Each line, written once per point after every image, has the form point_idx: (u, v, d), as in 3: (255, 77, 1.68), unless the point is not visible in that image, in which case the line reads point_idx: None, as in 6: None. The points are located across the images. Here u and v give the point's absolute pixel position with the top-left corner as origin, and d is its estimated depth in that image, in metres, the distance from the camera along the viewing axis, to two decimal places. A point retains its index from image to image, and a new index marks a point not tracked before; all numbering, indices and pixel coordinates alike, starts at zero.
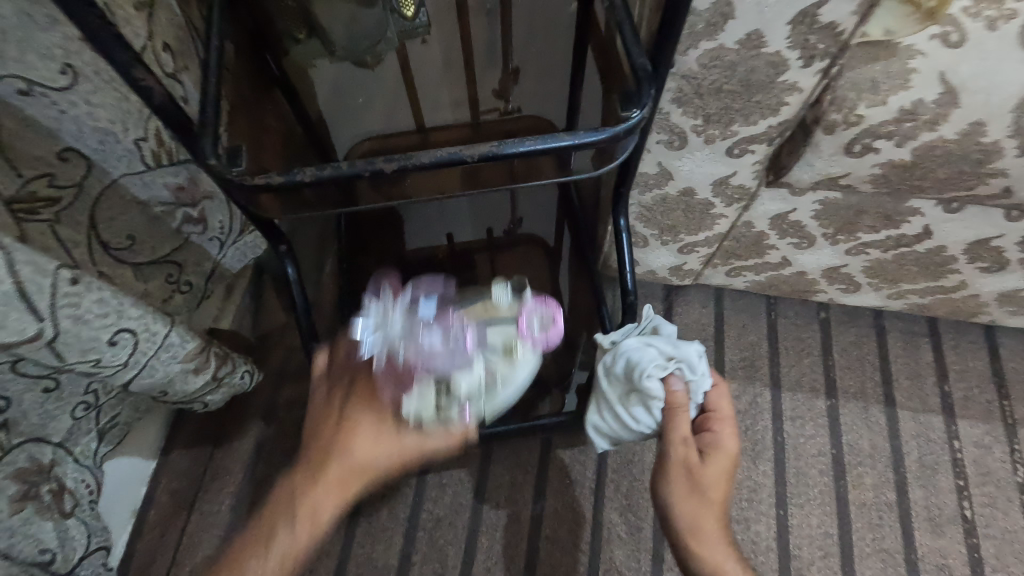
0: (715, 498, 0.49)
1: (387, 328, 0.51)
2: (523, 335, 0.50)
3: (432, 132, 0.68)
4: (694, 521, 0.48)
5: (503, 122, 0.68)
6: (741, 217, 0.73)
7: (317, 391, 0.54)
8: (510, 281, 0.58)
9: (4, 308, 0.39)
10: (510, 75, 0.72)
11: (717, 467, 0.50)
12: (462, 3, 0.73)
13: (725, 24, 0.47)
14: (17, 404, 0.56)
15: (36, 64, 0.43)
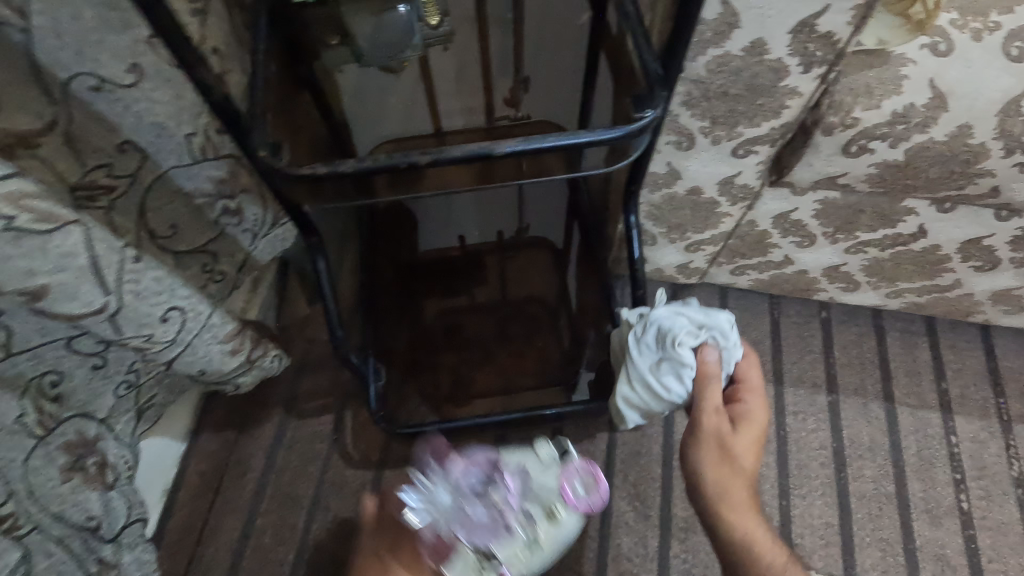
0: (745, 467, 0.54)
1: (433, 500, 0.56)
2: (564, 504, 0.59)
3: (448, 136, 0.73)
4: (726, 488, 0.53)
5: (518, 127, 0.73)
6: (745, 215, 0.77)
7: (368, 543, 0.59)
8: (554, 441, 0.63)
9: (78, 281, 0.43)
10: (520, 84, 0.77)
11: (748, 441, 0.55)
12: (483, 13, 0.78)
13: (731, 33, 0.51)
14: (68, 379, 0.59)
15: (107, 63, 0.48)
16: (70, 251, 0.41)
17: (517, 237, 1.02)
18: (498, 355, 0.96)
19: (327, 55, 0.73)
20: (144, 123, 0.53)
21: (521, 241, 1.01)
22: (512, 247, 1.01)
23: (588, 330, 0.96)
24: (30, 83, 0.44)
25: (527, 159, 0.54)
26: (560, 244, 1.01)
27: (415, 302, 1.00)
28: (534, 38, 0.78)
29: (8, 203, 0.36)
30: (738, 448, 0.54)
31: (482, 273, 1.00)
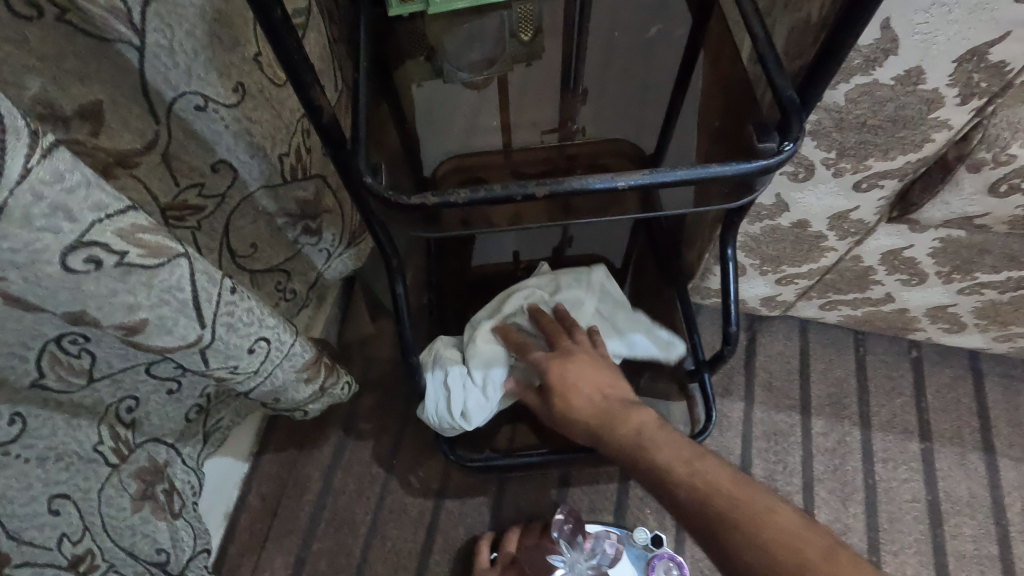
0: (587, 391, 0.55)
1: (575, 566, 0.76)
2: None
3: (517, 152, 0.65)
4: (585, 414, 0.53)
5: (598, 149, 0.67)
6: (851, 251, 0.71)
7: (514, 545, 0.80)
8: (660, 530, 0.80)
9: (176, 316, 0.39)
10: (579, 95, 0.70)
11: (631, 398, 0.54)
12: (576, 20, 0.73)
13: (884, 60, 0.46)
14: (144, 403, 0.56)
15: (214, 82, 0.45)
16: (174, 286, 0.37)
17: (573, 254, 0.95)
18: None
19: (410, 63, 0.68)
20: (241, 142, 0.49)
21: (574, 257, 0.94)
22: (568, 263, 0.93)
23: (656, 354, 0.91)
24: (134, 101, 0.41)
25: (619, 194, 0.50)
26: (619, 266, 0.94)
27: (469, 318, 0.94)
28: (625, 47, 0.72)
29: (123, 239, 0.32)
30: (569, 374, 0.56)
31: None
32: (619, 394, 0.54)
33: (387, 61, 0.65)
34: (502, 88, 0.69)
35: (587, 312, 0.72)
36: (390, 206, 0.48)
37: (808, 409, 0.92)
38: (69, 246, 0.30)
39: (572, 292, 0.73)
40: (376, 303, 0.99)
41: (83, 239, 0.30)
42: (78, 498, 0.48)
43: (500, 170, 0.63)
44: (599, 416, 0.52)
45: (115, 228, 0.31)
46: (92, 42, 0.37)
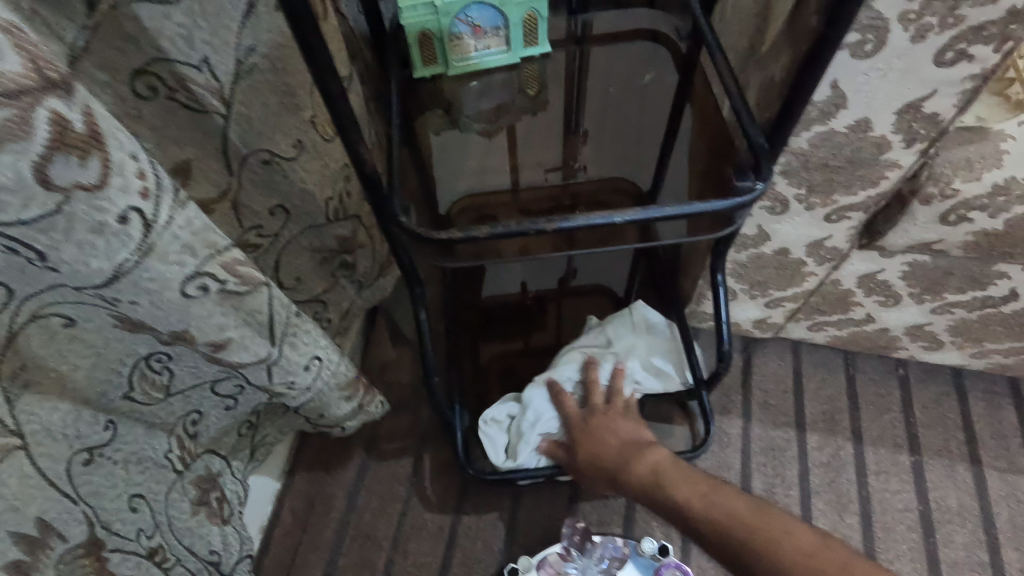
0: (613, 441, 0.74)
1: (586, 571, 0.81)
2: None
3: (524, 191, 0.73)
4: (615, 455, 0.72)
5: (598, 186, 0.75)
6: (830, 275, 0.79)
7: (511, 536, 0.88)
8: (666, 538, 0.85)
9: (253, 335, 0.48)
10: (579, 137, 0.78)
11: (648, 440, 0.73)
12: (577, 70, 0.81)
13: (837, 112, 0.54)
14: (204, 418, 0.63)
15: (279, 140, 0.53)
16: (253, 309, 0.46)
17: (577, 285, 1.05)
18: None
19: (426, 113, 0.74)
20: (297, 190, 0.58)
21: (581, 287, 1.04)
22: (572, 297, 1.03)
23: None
24: (216, 158, 0.50)
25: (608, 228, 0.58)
26: (621, 294, 1.03)
27: (480, 345, 1.02)
28: (621, 95, 0.80)
29: (225, 270, 0.41)
30: (603, 433, 0.75)
31: (542, 318, 1.03)
32: (636, 436, 0.74)
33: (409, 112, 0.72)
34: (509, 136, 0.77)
35: (641, 351, 0.85)
36: (421, 241, 0.56)
37: (803, 426, 0.98)
38: (187, 276, 0.38)
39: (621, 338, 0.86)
40: (398, 332, 1.06)
41: (199, 270, 0.39)
42: (150, 498, 0.55)
43: (509, 209, 0.70)
44: (618, 460, 0.72)
45: (220, 262, 0.40)
46: (192, 114, 0.46)
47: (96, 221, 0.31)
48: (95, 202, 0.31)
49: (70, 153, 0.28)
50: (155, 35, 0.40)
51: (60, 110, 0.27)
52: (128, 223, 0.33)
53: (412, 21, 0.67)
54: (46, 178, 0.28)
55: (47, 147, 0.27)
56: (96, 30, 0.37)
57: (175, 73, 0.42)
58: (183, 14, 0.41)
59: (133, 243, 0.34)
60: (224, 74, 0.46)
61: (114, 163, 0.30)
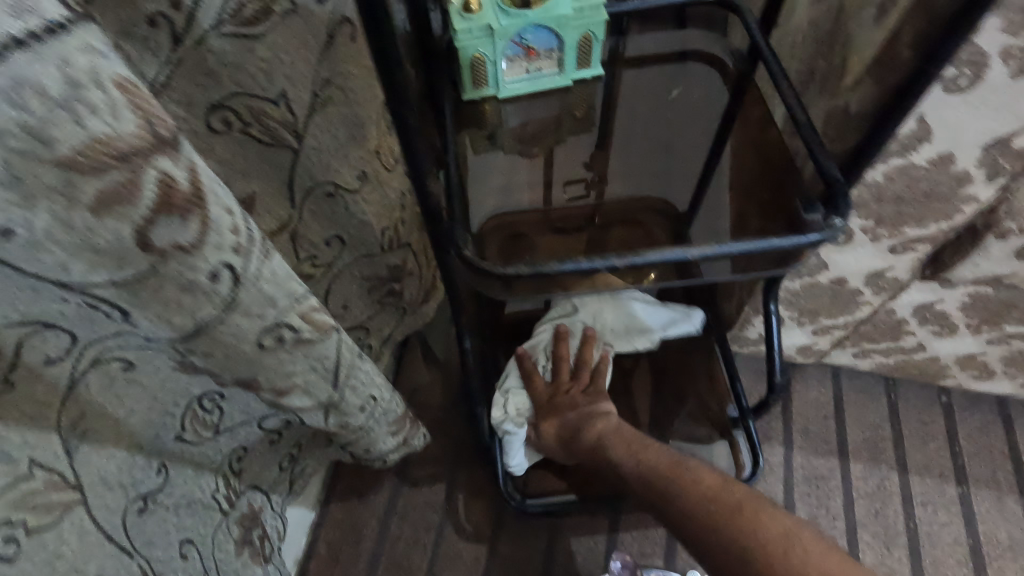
0: (568, 411, 0.76)
1: None
2: None
3: (556, 211, 0.73)
4: (569, 422, 0.75)
5: (632, 203, 0.75)
6: (885, 305, 0.76)
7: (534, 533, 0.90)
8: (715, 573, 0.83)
9: (319, 381, 0.46)
10: (607, 153, 0.77)
11: (601, 407, 0.75)
12: (621, 88, 0.78)
13: (919, 145, 0.52)
14: (249, 453, 0.60)
15: (344, 172, 0.51)
16: (323, 355, 0.44)
17: None
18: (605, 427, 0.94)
19: (466, 131, 0.71)
20: (355, 221, 0.56)
21: None
22: None
23: (689, 399, 0.95)
24: (280, 190, 0.48)
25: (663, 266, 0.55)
26: None
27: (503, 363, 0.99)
28: (663, 118, 0.79)
29: (303, 320, 0.39)
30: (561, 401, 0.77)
31: None
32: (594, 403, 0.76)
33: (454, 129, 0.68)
34: (549, 158, 0.75)
35: (608, 316, 0.82)
36: (486, 276, 0.53)
37: (846, 455, 0.96)
38: (266, 326, 0.37)
39: (588, 303, 0.82)
40: (429, 353, 1.04)
41: (279, 320, 0.37)
42: (200, 544, 0.53)
43: (540, 228, 0.70)
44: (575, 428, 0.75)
45: (299, 312, 0.38)
46: (262, 147, 0.44)
47: (188, 280, 0.30)
48: (190, 262, 0.29)
49: (174, 214, 0.26)
50: (235, 69, 0.38)
51: (167, 170, 0.25)
52: (218, 280, 0.31)
53: (466, 44, 0.63)
54: (146, 241, 0.26)
55: (150, 211, 0.25)
56: (178, 65, 0.35)
57: (250, 106, 0.40)
58: (267, 48, 0.39)
59: (219, 300, 0.32)
60: (298, 105, 0.44)
61: (213, 221, 0.28)
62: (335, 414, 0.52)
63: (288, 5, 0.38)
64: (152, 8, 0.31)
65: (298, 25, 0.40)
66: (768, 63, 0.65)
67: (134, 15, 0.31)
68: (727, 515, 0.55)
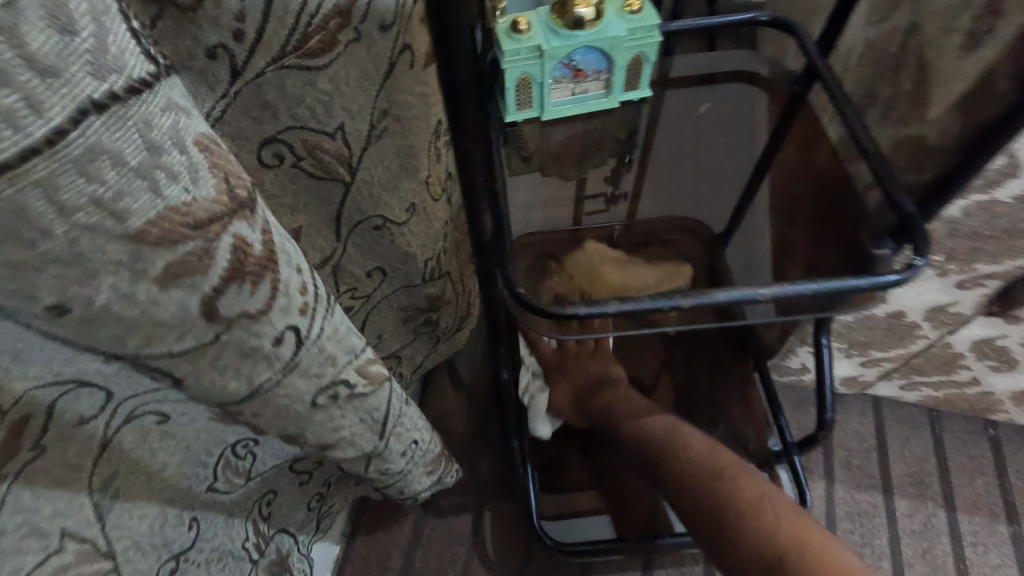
0: (578, 378, 0.79)
1: None
2: None
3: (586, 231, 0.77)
4: (579, 385, 0.79)
5: (666, 223, 0.80)
6: (942, 339, 0.73)
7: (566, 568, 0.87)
8: None
9: (367, 431, 0.43)
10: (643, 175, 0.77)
11: (611, 373, 0.79)
12: (668, 109, 0.76)
13: (1005, 181, 0.50)
14: (279, 495, 0.57)
15: (392, 205, 0.48)
16: (374, 407, 0.41)
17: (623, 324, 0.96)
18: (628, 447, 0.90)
19: (505, 149, 0.69)
20: (399, 254, 0.53)
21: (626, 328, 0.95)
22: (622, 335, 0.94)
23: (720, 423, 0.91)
24: (326, 224, 0.45)
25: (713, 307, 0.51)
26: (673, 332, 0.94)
27: None
28: (705, 141, 0.77)
29: (359, 374, 0.36)
30: (571, 364, 0.79)
31: None
32: (603, 369, 0.80)
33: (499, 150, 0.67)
34: (582, 178, 0.76)
35: None
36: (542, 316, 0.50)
37: (890, 490, 0.92)
38: (322, 386, 0.34)
39: None
40: (455, 376, 1.01)
41: (335, 379, 0.34)
42: None
43: (570, 247, 0.74)
44: (586, 391, 0.79)
45: (356, 366, 0.35)
46: (312, 181, 0.40)
47: (250, 345, 0.26)
48: (255, 327, 0.25)
49: (246, 281, 0.23)
50: (293, 102, 0.34)
51: (242, 232, 0.22)
52: (282, 342, 0.28)
53: (514, 66, 0.60)
54: (212, 311, 0.23)
55: (221, 279, 0.22)
56: (235, 98, 0.32)
57: (305, 140, 0.37)
58: (328, 81, 0.35)
59: (280, 362, 0.29)
60: (355, 139, 0.40)
61: (282, 283, 0.25)
62: (376, 460, 0.49)
63: (354, 34, 0.34)
64: (214, 39, 0.28)
65: (360, 55, 0.36)
66: (827, 83, 0.61)
67: (194, 47, 0.28)
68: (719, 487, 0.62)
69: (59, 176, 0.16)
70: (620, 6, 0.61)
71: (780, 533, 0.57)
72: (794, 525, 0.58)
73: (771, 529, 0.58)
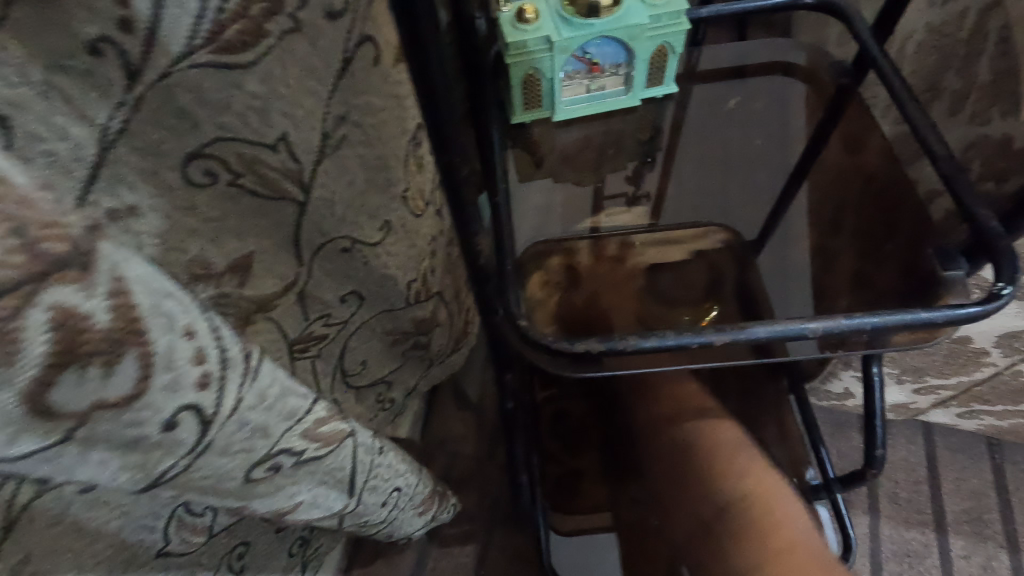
0: None
1: None
2: None
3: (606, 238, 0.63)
4: None
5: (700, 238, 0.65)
6: (1013, 367, 0.63)
7: None
8: None
9: (332, 492, 0.36)
10: (665, 176, 0.66)
11: None
12: (691, 103, 0.68)
13: None
14: (252, 547, 0.51)
15: (363, 223, 0.42)
16: (335, 467, 0.34)
17: None
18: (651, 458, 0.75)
19: (513, 152, 0.61)
20: (377, 275, 0.47)
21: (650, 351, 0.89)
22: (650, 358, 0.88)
23: None
24: (285, 250, 0.38)
25: (747, 345, 0.44)
26: None
27: None
28: (735, 138, 0.68)
29: (305, 438, 0.29)
30: None
31: None
32: None
33: (504, 154, 0.59)
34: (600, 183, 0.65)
35: None
36: (557, 357, 0.42)
37: (944, 528, 0.82)
38: (256, 461, 0.27)
39: None
40: (462, 396, 0.94)
41: (272, 451, 0.27)
42: None
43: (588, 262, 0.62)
44: None
45: (300, 431, 0.28)
46: (262, 201, 0.34)
47: (129, 436, 0.20)
48: (128, 417, 0.19)
49: (90, 363, 0.16)
50: (220, 109, 0.28)
51: (68, 301, 0.15)
52: (177, 427, 0.21)
53: (523, 60, 0.53)
54: (45, 408, 0.16)
55: (47, 366, 0.15)
56: (139, 105, 0.25)
57: (240, 154, 0.31)
58: (259, 81, 0.29)
59: (183, 448, 0.22)
60: (305, 151, 0.34)
61: (159, 355, 0.18)
62: (350, 515, 0.42)
63: (291, 23, 0.30)
64: (93, 30, 0.22)
65: (305, 48, 0.31)
66: (882, 71, 0.52)
67: (70, 41, 0.21)
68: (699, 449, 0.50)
69: None
70: None
71: (746, 488, 0.46)
72: (766, 488, 0.46)
73: (736, 480, 0.46)
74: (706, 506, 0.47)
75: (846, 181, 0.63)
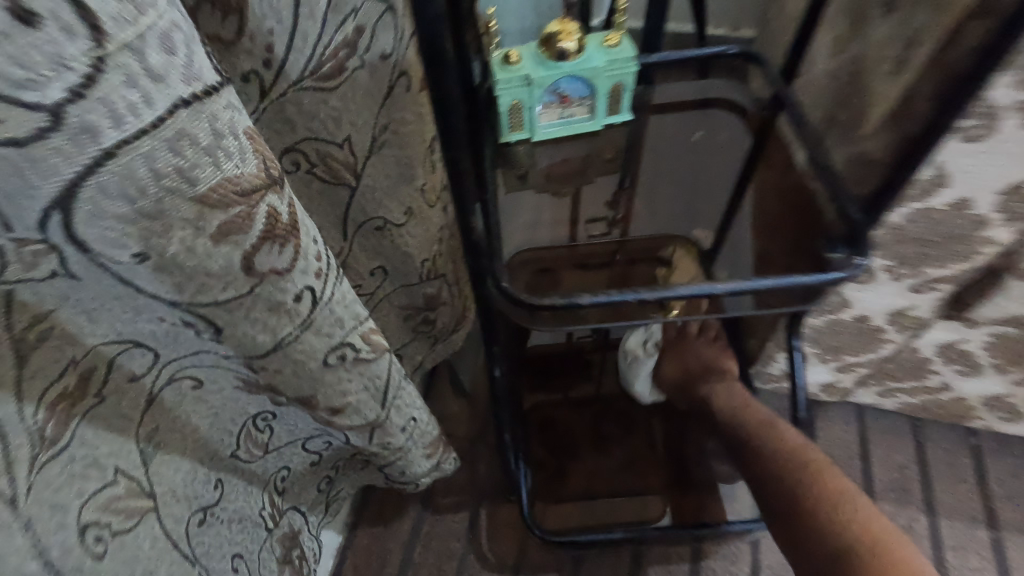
0: None
1: None
2: None
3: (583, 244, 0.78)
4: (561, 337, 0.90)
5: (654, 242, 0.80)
6: (909, 343, 0.78)
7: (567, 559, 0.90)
8: None
9: (369, 401, 0.49)
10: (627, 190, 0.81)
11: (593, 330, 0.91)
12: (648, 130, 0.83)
13: (938, 190, 0.57)
14: (291, 474, 0.63)
15: (391, 207, 0.56)
16: (377, 374, 0.47)
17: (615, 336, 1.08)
18: (626, 446, 1.02)
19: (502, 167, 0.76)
20: (399, 252, 0.60)
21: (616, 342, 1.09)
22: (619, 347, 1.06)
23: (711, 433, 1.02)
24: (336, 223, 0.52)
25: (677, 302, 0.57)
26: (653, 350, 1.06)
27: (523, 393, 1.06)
28: (684, 158, 0.83)
29: (362, 339, 0.42)
30: None
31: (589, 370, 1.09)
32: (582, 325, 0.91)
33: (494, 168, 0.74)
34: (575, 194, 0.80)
35: None
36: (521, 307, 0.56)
37: (873, 495, 0.95)
38: (332, 346, 0.40)
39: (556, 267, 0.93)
40: (457, 384, 1.07)
41: (343, 341, 0.40)
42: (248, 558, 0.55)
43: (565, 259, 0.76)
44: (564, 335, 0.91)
45: (359, 332, 0.41)
46: (324, 184, 0.48)
47: (277, 300, 0.33)
48: (281, 284, 0.32)
49: (275, 242, 0.30)
50: (310, 117, 0.43)
51: (274, 203, 0.29)
52: (300, 300, 0.34)
53: (506, 93, 0.68)
54: (250, 265, 0.30)
55: (259, 237, 0.29)
56: (262, 113, 0.39)
57: (317, 149, 0.45)
58: (338, 100, 0.43)
59: (299, 318, 0.35)
60: (358, 150, 0.49)
61: (302, 248, 0.32)
62: (376, 431, 0.54)
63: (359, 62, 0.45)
64: (248, 65, 0.36)
65: (364, 78, 0.46)
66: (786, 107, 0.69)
67: (235, 71, 0.36)
68: (815, 505, 0.64)
69: (157, 151, 0.23)
70: (599, 41, 0.70)
71: (856, 530, 0.61)
72: (870, 526, 0.62)
73: (848, 527, 0.62)
74: (826, 553, 0.61)
75: (769, 192, 0.79)
